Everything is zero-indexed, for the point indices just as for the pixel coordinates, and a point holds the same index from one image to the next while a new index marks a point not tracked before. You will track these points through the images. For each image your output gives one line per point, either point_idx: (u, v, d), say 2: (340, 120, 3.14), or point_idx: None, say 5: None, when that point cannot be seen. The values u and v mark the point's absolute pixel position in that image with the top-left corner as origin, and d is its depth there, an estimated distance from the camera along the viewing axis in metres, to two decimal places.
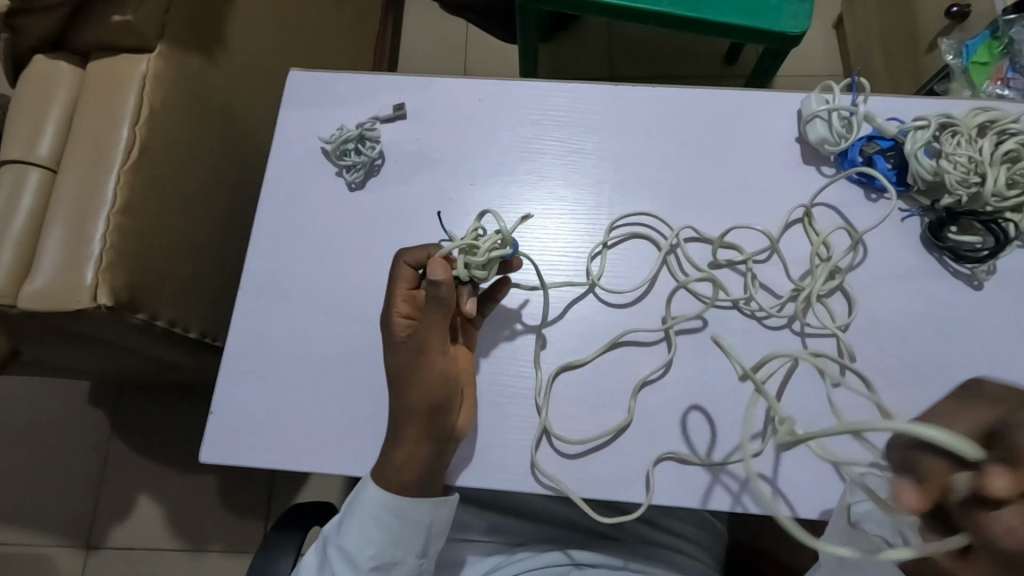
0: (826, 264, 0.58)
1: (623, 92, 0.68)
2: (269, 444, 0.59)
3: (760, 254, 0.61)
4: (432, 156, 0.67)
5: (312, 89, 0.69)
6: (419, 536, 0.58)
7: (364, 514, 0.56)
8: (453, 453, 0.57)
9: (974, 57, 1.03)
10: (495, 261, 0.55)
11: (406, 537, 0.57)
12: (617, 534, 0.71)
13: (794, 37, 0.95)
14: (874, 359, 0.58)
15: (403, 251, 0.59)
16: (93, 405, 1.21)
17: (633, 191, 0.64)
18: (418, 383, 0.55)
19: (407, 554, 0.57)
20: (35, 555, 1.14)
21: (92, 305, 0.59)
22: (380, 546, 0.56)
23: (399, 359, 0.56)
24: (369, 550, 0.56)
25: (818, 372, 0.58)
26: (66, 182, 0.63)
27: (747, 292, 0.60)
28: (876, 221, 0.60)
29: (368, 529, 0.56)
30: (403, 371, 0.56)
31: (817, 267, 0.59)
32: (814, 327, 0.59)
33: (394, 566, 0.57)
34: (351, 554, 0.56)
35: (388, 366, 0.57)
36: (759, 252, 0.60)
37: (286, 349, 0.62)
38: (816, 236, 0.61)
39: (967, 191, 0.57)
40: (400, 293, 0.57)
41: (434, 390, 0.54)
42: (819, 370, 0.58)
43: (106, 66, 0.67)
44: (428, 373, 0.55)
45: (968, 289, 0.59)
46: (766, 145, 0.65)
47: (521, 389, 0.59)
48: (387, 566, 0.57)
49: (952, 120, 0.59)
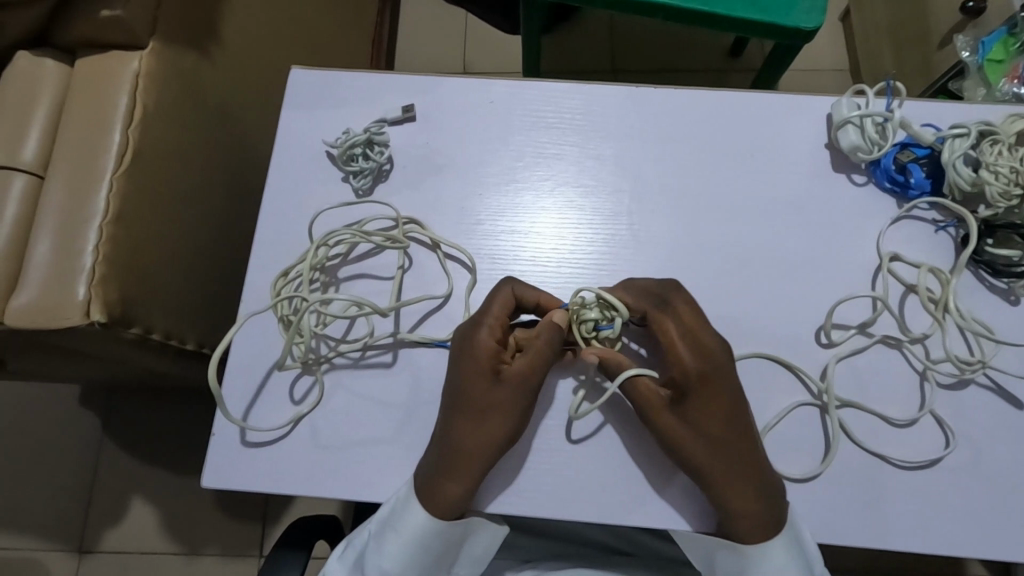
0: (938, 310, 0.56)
1: (642, 94, 0.65)
2: (275, 470, 0.56)
3: (870, 324, 0.57)
4: (443, 159, 0.63)
5: (313, 88, 0.66)
6: (453, 554, 0.53)
7: (397, 522, 0.51)
8: (350, 459, 0.56)
9: (989, 55, 1.01)
10: (361, 139, 0.61)
11: (442, 557, 0.53)
12: (634, 550, 0.69)
13: (809, 32, 0.91)
14: (899, 373, 0.56)
15: (514, 283, 0.55)
16: (82, 408, 1.17)
17: (654, 199, 0.61)
18: (496, 409, 0.51)
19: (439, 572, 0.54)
20: (27, 560, 1.11)
21: (84, 321, 0.55)
22: (406, 556, 0.51)
23: (478, 384, 0.51)
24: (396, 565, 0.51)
25: (860, 387, 0.55)
26: (53, 188, 0.59)
27: (838, 356, 0.56)
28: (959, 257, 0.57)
29: (390, 519, 0.52)
30: (473, 389, 0.51)
31: (932, 313, 0.56)
32: (916, 360, 0.56)
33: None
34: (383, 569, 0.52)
35: (462, 386, 0.52)
36: (869, 320, 0.56)
37: (314, 392, 0.57)
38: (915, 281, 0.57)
39: (1008, 204, 0.54)
40: (470, 372, 0.52)
41: (518, 414, 0.51)
42: (843, 377, 0.56)
43: (96, 65, 0.63)
44: (501, 411, 0.51)
45: (1004, 304, 0.57)
46: (793, 151, 0.62)
47: (350, 398, 0.57)
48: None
49: (992, 127, 0.56)
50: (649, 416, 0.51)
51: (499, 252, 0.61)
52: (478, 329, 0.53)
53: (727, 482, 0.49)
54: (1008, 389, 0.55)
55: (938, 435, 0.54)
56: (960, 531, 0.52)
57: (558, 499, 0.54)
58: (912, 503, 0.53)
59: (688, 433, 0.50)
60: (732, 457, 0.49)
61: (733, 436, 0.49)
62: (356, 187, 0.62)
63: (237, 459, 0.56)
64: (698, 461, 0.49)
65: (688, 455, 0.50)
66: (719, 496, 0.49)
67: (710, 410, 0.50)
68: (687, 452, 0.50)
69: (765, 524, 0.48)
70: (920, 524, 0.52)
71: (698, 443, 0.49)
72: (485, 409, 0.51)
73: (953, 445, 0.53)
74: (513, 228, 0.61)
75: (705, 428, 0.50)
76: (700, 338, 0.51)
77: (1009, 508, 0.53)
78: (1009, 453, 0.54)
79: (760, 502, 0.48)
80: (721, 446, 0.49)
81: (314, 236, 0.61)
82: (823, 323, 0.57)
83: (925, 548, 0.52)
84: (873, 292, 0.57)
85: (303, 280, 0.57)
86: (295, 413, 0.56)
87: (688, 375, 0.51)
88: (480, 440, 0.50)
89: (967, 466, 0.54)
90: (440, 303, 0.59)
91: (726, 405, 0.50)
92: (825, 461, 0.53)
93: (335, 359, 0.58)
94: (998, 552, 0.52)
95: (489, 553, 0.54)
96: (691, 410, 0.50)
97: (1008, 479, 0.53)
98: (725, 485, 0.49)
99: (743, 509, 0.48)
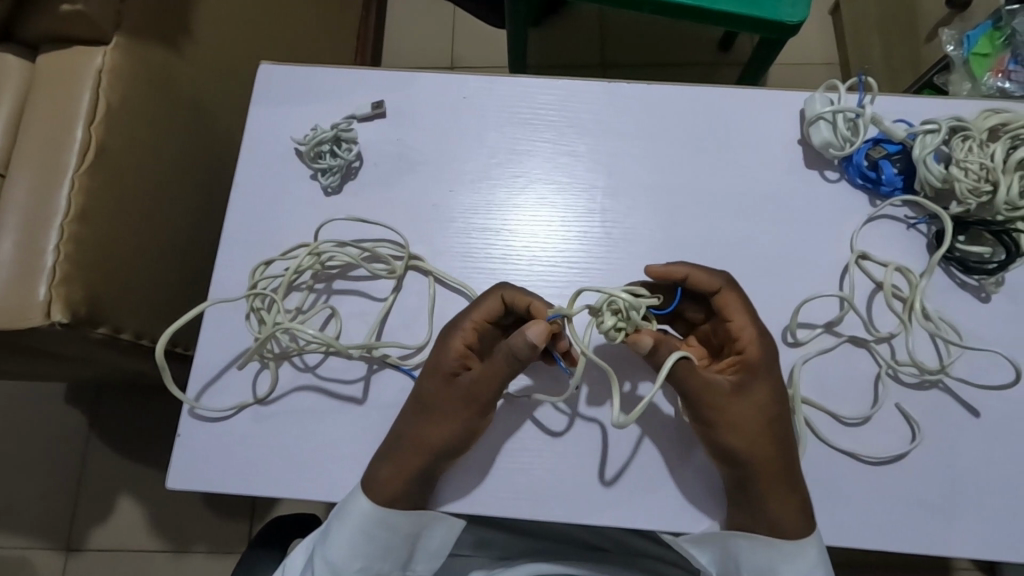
0: (906, 310, 0.55)
1: (614, 89, 0.64)
2: (242, 471, 0.55)
3: (838, 322, 0.56)
4: (413, 156, 0.63)
5: (283, 84, 0.65)
6: (408, 547, 0.54)
7: (346, 519, 0.52)
8: (319, 460, 0.55)
9: (974, 48, 1.00)
10: (326, 135, 0.60)
11: (396, 548, 0.53)
12: (611, 547, 0.68)
13: (793, 26, 0.91)
14: (864, 371, 0.55)
15: (503, 285, 0.54)
16: (66, 406, 1.17)
17: (627, 196, 0.61)
18: (448, 408, 0.52)
19: (395, 566, 0.54)
20: (13, 559, 1.11)
21: (46, 322, 0.54)
22: (356, 548, 0.52)
23: (437, 383, 0.52)
24: (350, 559, 0.52)
25: (825, 389, 0.55)
26: (15, 186, 0.59)
27: (803, 356, 0.55)
28: (930, 258, 0.57)
29: (338, 511, 0.53)
30: (441, 392, 0.52)
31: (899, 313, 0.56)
32: (880, 359, 0.56)
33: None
34: (334, 561, 0.53)
35: (425, 385, 0.53)
36: (836, 319, 0.56)
37: (264, 394, 0.57)
38: (883, 278, 0.57)
39: (978, 200, 0.54)
40: (433, 371, 0.53)
41: (466, 415, 0.51)
42: (807, 377, 0.55)
43: (59, 61, 0.62)
44: (450, 412, 0.51)
45: (976, 301, 0.57)
46: (767, 147, 0.62)
47: (317, 399, 0.57)
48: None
49: (963, 123, 0.56)
50: (713, 400, 0.50)
51: (472, 251, 0.60)
52: (452, 335, 0.53)
53: (779, 471, 0.50)
54: (980, 389, 0.55)
55: (901, 428, 0.54)
56: (931, 530, 0.52)
57: (527, 499, 0.54)
58: (883, 503, 0.53)
59: (753, 422, 0.50)
60: (784, 449, 0.50)
61: (780, 431, 0.51)
62: (324, 185, 0.61)
63: (204, 460, 0.55)
64: (754, 451, 0.50)
65: (743, 444, 0.50)
66: (768, 492, 0.50)
67: (768, 400, 0.51)
68: (742, 442, 0.50)
69: (800, 515, 0.50)
70: (892, 524, 0.52)
71: (756, 430, 0.50)
72: (437, 409, 0.52)
73: (918, 438, 0.53)
74: (486, 226, 0.61)
75: (765, 416, 0.51)
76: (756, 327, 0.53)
77: (980, 505, 0.53)
78: (980, 450, 0.54)
79: (791, 490, 0.50)
80: (772, 437, 0.50)
81: (320, 236, 0.60)
82: (789, 322, 0.57)
83: (895, 547, 0.52)
84: (840, 292, 0.56)
85: (283, 283, 0.57)
86: (235, 404, 0.56)
87: (750, 365, 0.52)
88: (432, 434, 0.51)
89: (939, 463, 0.53)
90: (413, 352, 0.57)
91: (775, 395, 0.51)
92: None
93: (294, 358, 0.58)
94: (969, 550, 0.52)
95: (448, 543, 0.55)
96: (756, 397, 0.51)
97: (979, 478, 0.53)
98: (773, 480, 0.50)
99: (782, 499, 0.50)
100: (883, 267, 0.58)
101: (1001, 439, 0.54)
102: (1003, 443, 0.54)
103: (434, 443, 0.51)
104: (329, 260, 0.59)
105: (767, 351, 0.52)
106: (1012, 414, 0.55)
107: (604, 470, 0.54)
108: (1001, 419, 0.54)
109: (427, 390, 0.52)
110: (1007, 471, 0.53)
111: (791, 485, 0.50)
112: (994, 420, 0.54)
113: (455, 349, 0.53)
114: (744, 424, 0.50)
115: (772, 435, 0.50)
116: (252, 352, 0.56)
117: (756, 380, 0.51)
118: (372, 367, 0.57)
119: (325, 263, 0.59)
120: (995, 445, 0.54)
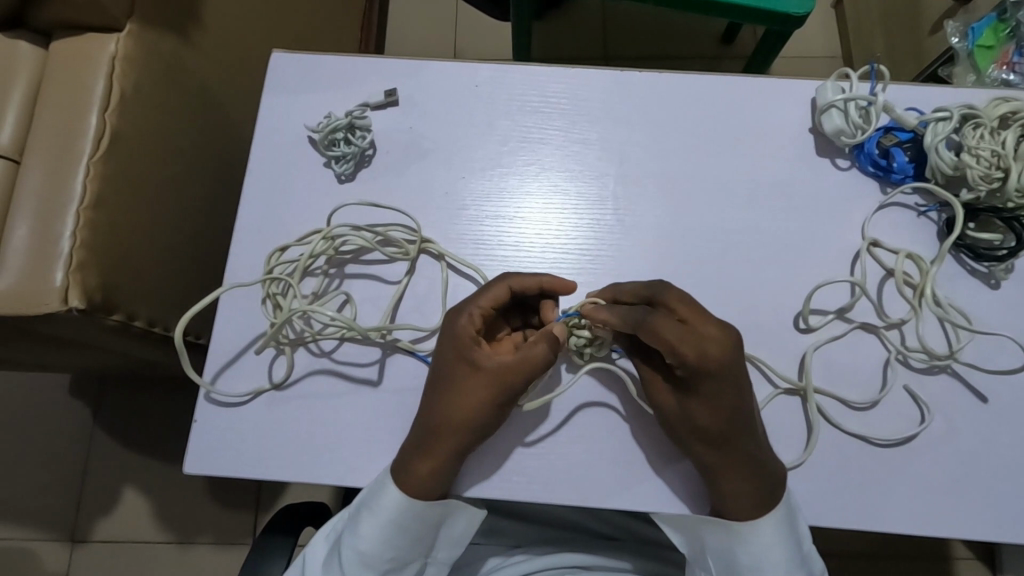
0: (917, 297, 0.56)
1: (626, 77, 0.64)
2: (258, 456, 0.55)
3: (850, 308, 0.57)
4: (427, 144, 0.63)
5: (295, 73, 0.65)
6: (431, 536, 0.54)
7: (374, 507, 0.53)
8: (335, 446, 0.56)
9: (979, 40, 1.00)
10: (337, 123, 0.60)
11: (422, 537, 0.54)
12: (618, 535, 0.68)
13: (800, 18, 0.91)
14: (874, 357, 0.56)
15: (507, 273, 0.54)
16: (71, 398, 1.17)
17: (639, 185, 0.61)
18: (469, 391, 0.52)
19: (420, 555, 0.55)
20: (19, 549, 1.11)
21: (62, 307, 0.54)
22: (385, 538, 0.53)
23: (454, 366, 0.53)
24: (377, 548, 0.53)
25: (837, 375, 0.56)
26: (30, 173, 0.59)
27: (816, 343, 0.56)
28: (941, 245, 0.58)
29: (367, 502, 0.54)
30: (449, 370, 0.53)
31: (910, 299, 0.56)
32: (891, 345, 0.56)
33: (406, 568, 0.55)
34: (361, 551, 0.53)
35: (442, 368, 0.53)
36: (848, 305, 0.56)
37: (281, 378, 0.57)
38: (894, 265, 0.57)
39: (988, 187, 0.55)
40: (448, 355, 0.53)
41: (489, 398, 0.51)
42: (818, 364, 0.56)
43: (73, 48, 0.63)
44: (471, 395, 0.52)
45: (985, 287, 0.57)
46: (778, 136, 0.62)
47: (333, 384, 0.57)
48: (400, 567, 0.54)
49: (974, 111, 0.56)
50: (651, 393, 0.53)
51: (484, 239, 0.60)
52: (460, 320, 0.53)
53: (732, 471, 0.50)
54: (989, 374, 0.56)
55: (911, 412, 0.55)
56: (940, 513, 0.53)
57: (542, 484, 0.54)
58: (893, 487, 0.53)
59: (695, 425, 0.50)
60: (730, 454, 0.49)
61: (726, 436, 0.49)
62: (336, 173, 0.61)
63: (221, 446, 0.56)
64: (691, 445, 0.51)
65: (689, 444, 0.51)
66: (722, 485, 0.50)
67: (714, 407, 0.49)
68: (688, 442, 0.51)
69: (758, 499, 0.50)
70: (902, 508, 0.53)
71: (699, 432, 0.50)
72: (458, 391, 0.52)
73: (927, 421, 0.54)
74: (498, 214, 0.61)
75: (704, 424, 0.49)
76: (702, 343, 0.48)
77: (989, 490, 0.53)
78: (989, 435, 0.54)
79: (752, 486, 0.50)
80: (722, 441, 0.49)
81: (330, 222, 0.61)
82: (800, 309, 0.57)
83: (904, 530, 0.53)
84: (851, 278, 0.57)
85: (298, 268, 0.58)
86: (251, 389, 0.57)
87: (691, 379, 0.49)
88: (455, 415, 0.51)
89: (948, 448, 0.54)
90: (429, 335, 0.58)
91: (728, 404, 0.49)
92: (807, 450, 0.53)
93: (310, 344, 0.58)
94: (977, 534, 0.53)
95: (469, 532, 0.55)
96: (698, 407, 0.50)
97: (988, 462, 0.54)
98: (721, 470, 0.50)
99: (739, 495, 0.50)
100: (894, 254, 0.58)
101: (1009, 425, 0.55)
102: (1010, 428, 0.55)
103: (458, 425, 0.51)
104: (343, 244, 0.59)
105: (710, 361, 0.48)
106: (1021, 399, 0.55)
107: (617, 455, 0.55)
108: (1010, 405, 0.55)
109: (446, 373, 0.53)
110: (1015, 455, 0.54)
111: (741, 479, 0.50)
112: (1002, 405, 0.55)
113: (465, 335, 0.53)
114: (682, 426, 0.51)
115: (724, 438, 0.49)
116: (268, 338, 0.56)
117: (702, 391, 0.49)
118: (385, 352, 0.58)
119: (338, 249, 0.59)
120: (1003, 429, 0.54)
